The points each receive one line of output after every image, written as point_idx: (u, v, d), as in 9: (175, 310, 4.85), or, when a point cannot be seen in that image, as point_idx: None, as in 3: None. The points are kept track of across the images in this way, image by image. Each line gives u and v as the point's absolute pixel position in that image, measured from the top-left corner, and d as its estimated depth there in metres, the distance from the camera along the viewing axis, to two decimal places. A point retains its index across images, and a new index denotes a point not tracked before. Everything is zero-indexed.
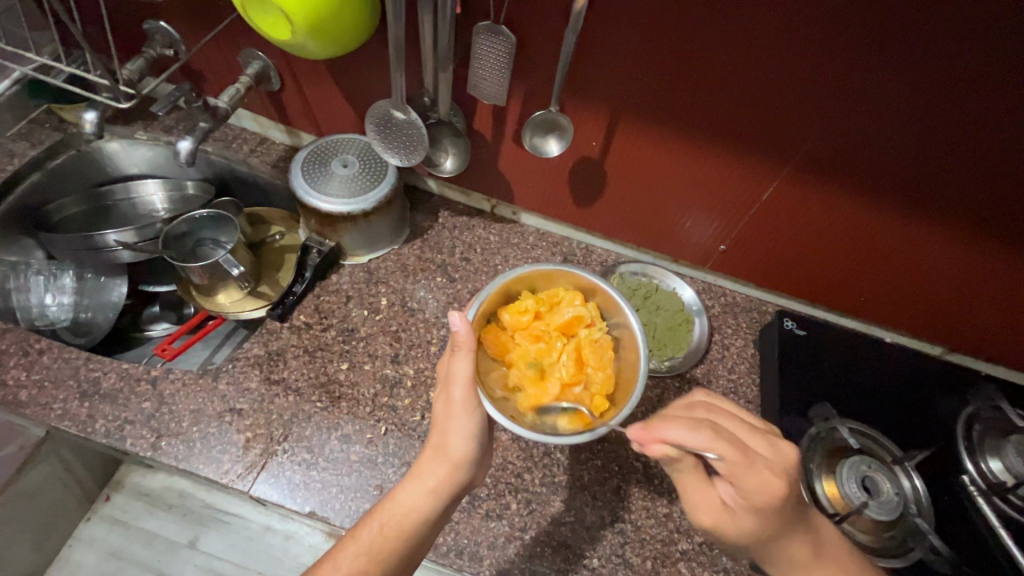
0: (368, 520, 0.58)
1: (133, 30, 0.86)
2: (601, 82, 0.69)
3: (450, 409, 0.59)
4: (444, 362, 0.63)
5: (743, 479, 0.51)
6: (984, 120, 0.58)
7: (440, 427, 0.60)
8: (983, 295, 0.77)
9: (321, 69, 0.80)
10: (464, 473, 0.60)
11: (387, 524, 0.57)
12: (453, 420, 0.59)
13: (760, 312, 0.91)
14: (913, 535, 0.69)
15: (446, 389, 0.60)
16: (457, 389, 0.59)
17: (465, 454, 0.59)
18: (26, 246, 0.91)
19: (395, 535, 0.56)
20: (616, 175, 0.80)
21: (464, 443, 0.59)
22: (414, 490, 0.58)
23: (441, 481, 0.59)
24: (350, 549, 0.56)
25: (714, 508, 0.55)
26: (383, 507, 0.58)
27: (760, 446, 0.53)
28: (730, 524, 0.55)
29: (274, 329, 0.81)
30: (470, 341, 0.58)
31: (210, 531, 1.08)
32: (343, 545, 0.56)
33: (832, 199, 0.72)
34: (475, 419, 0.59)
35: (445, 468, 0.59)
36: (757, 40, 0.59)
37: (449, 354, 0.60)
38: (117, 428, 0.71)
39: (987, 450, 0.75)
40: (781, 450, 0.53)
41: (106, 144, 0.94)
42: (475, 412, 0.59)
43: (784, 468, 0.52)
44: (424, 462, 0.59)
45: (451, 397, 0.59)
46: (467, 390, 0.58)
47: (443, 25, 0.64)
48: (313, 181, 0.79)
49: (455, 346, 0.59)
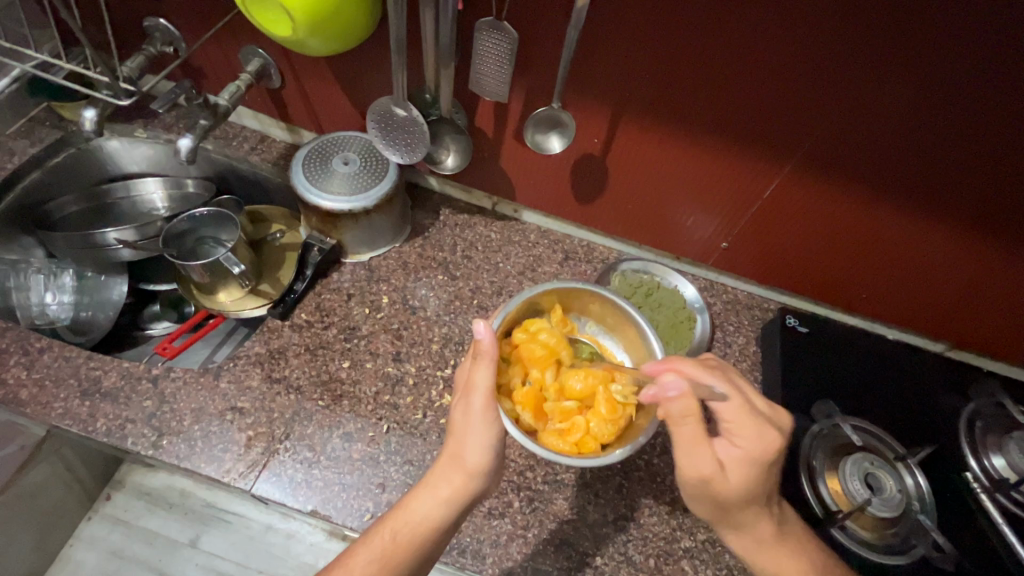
0: (381, 526, 0.58)
1: (132, 27, 0.85)
2: (603, 77, 0.68)
3: (468, 417, 0.59)
4: (462, 372, 0.63)
5: (742, 431, 0.55)
6: (987, 119, 0.58)
7: (457, 436, 0.59)
8: (986, 293, 0.77)
9: (322, 66, 0.80)
10: (480, 483, 0.59)
11: (399, 532, 0.57)
12: (471, 430, 0.59)
13: (763, 310, 0.90)
14: (915, 530, 0.69)
15: (464, 397, 0.60)
16: (476, 399, 0.58)
17: (480, 465, 0.59)
18: (26, 245, 0.90)
19: (407, 544, 0.56)
20: (618, 173, 0.80)
21: (479, 454, 0.59)
22: (427, 499, 0.58)
23: (455, 492, 0.58)
24: (364, 553, 0.56)
25: (707, 466, 0.54)
26: (395, 515, 0.58)
27: (764, 406, 0.57)
28: (719, 483, 0.55)
29: (276, 327, 0.81)
30: (492, 351, 0.58)
31: (211, 530, 1.08)
32: (355, 549, 0.57)
33: (834, 198, 0.72)
34: (493, 431, 0.59)
35: (460, 478, 0.59)
36: (761, 39, 0.59)
37: (471, 362, 0.60)
38: (118, 427, 0.71)
39: (990, 447, 0.76)
40: (780, 414, 0.58)
41: (105, 143, 0.94)
42: (493, 425, 0.59)
43: (781, 428, 0.57)
44: (438, 470, 0.59)
45: (471, 405, 0.59)
46: (485, 399, 0.58)
47: (445, 21, 0.63)
48: (314, 178, 0.79)
49: (476, 355, 0.59)
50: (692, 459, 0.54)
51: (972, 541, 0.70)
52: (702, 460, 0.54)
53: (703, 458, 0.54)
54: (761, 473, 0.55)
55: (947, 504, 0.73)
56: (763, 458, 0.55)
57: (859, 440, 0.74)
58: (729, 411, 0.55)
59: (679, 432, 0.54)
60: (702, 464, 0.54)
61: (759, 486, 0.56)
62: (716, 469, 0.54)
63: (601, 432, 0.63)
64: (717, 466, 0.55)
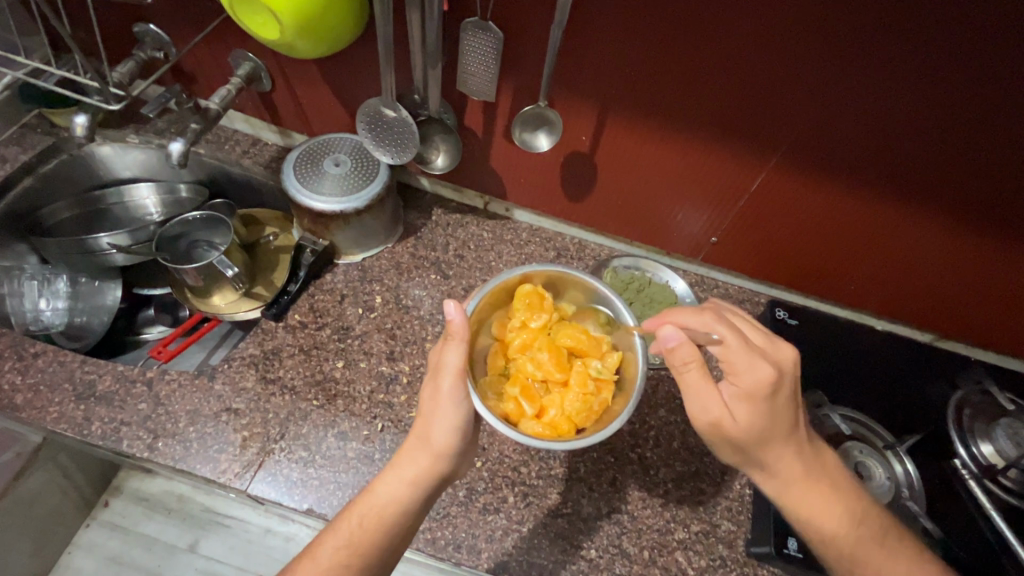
0: (349, 512, 0.59)
1: (123, 32, 0.86)
2: (588, 76, 0.69)
3: (436, 397, 0.59)
4: (434, 352, 0.63)
5: (735, 362, 0.56)
6: (964, 109, 0.59)
7: (425, 416, 0.60)
8: (973, 280, 0.78)
9: (311, 69, 0.80)
10: (446, 464, 0.60)
11: (365, 516, 0.57)
12: (437, 411, 0.59)
13: (753, 304, 0.91)
14: (906, 519, 0.70)
15: (434, 378, 0.60)
16: (445, 379, 0.59)
17: (447, 445, 0.59)
18: (20, 252, 0.91)
19: (372, 529, 0.57)
20: (606, 169, 0.81)
21: (445, 434, 0.59)
22: (393, 483, 0.58)
23: (420, 474, 0.59)
24: (330, 541, 0.57)
25: (713, 408, 0.56)
26: (361, 500, 0.59)
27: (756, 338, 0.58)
28: (729, 424, 0.55)
29: (270, 329, 0.82)
30: (463, 331, 0.59)
31: (209, 535, 1.09)
32: (322, 538, 0.57)
33: (820, 190, 0.73)
34: (461, 411, 0.59)
35: (426, 460, 0.59)
36: (742, 31, 0.59)
37: (441, 344, 0.61)
38: (113, 430, 0.72)
39: (979, 434, 0.76)
40: (780, 349, 0.58)
41: (97, 148, 0.94)
42: (461, 403, 0.59)
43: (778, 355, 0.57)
44: (405, 452, 0.60)
45: (438, 386, 0.59)
46: (455, 380, 0.58)
47: (431, 22, 0.64)
48: (305, 180, 0.80)
49: (448, 336, 0.60)
50: (704, 403, 0.56)
51: (961, 527, 0.72)
52: (710, 401, 0.56)
53: (708, 397, 0.56)
54: (763, 407, 0.55)
55: (935, 491, 0.74)
56: (766, 391, 0.55)
57: (848, 430, 0.75)
58: (727, 344, 0.56)
59: (685, 378, 0.57)
60: (709, 406, 0.56)
61: (767, 423, 0.56)
62: (725, 410, 0.55)
63: (573, 412, 0.65)
64: (723, 411, 0.55)
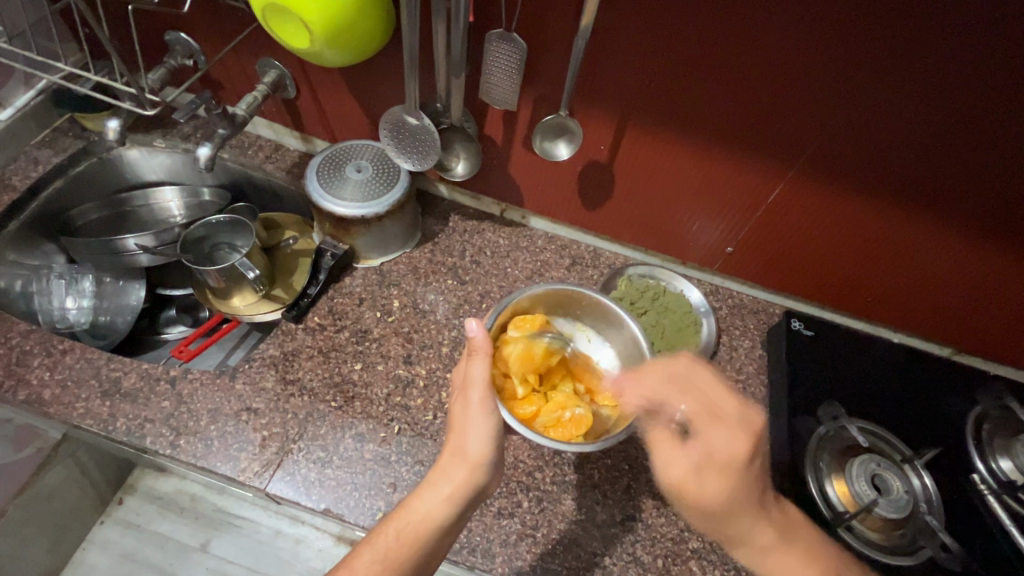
0: (384, 527, 0.58)
1: (154, 40, 0.88)
2: (607, 87, 0.70)
3: (467, 410, 0.62)
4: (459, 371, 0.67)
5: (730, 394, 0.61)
6: (984, 121, 0.59)
7: (458, 430, 0.62)
8: (993, 293, 0.78)
9: (336, 77, 0.82)
10: (482, 476, 0.61)
11: (403, 530, 0.57)
12: (471, 423, 0.62)
13: (768, 314, 0.91)
14: (923, 533, 0.69)
15: (464, 392, 0.64)
16: (474, 391, 0.62)
17: (482, 456, 0.60)
18: (48, 252, 0.93)
19: (409, 543, 0.57)
20: (623, 179, 0.82)
21: (479, 444, 0.61)
22: (432, 496, 0.59)
23: (457, 488, 0.60)
24: (366, 555, 0.56)
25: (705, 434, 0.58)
26: (399, 515, 0.59)
27: None
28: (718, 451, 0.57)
29: (289, 330, 0.83)
30: (485, 346, 0.64)
31: (222, 534, 1.10)
32: (359, 551, 0.57)
33: (837, 201, 0.74)
34: (492, 420, 0.61)
35: (463, 471, 0.60)
36: (761, 45, 0.61)
37: (466, 359, 0.65)
38: (137, 426, 0.73)
39: (998, 449, 0.77)
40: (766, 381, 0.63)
41: (125, 152, 0.97)
42: (491, 413, 0.62)
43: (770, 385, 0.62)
44: (441, 469, 0.61)
45: (468, 399, 0.63)
46: (484, 392, 0.62)
47: (457, 32, 0.66)
48: (327, 185, 0.81)
49: (471, 351, 0.64)
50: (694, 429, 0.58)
51: (982, 543, 0.71)
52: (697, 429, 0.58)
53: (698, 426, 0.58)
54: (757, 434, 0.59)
55: (953, 505, 0.73)
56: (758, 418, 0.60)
57: (865, 441, 0.75)
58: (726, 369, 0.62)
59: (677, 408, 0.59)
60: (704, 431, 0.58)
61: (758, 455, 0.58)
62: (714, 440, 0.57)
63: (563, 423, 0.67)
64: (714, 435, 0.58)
